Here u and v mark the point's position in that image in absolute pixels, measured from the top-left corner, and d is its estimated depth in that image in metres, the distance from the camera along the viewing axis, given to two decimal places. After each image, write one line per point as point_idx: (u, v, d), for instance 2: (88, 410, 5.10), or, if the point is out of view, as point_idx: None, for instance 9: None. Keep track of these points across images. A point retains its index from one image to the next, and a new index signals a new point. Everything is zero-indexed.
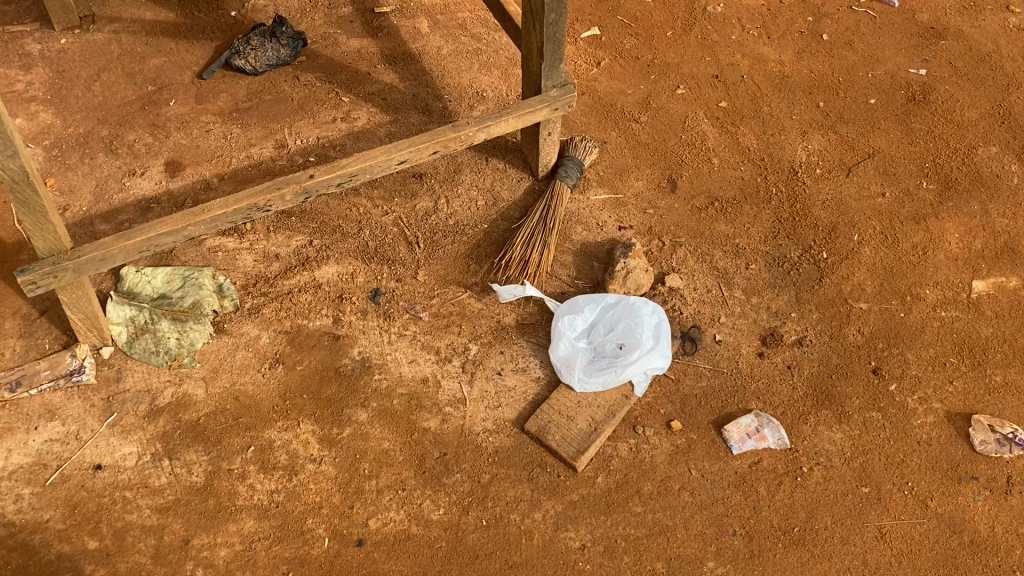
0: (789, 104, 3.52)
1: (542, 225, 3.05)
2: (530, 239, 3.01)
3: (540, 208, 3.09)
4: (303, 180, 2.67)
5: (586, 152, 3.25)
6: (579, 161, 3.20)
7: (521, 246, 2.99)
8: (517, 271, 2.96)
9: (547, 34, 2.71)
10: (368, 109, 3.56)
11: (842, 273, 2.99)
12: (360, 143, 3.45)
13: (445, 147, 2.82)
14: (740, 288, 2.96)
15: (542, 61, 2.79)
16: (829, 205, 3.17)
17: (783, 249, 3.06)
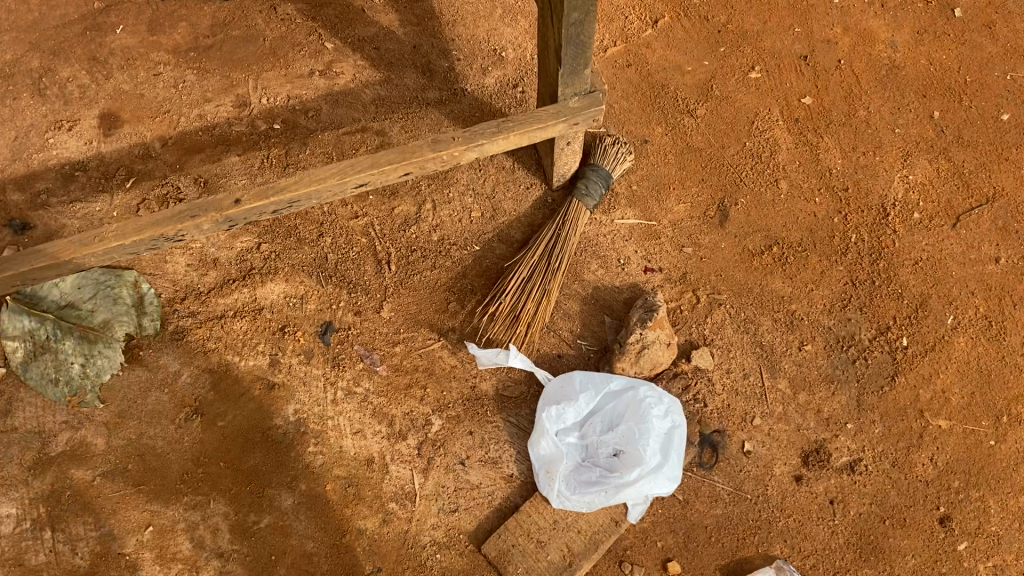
0: (893, 110, 2.70)
1: (546, 260, 2.38)
2: (528, 283, 2.36)
3: (546, 235, 2.42)
4: (226, 207, 2.04)
5: (614, 161, 2.51)
6: (603, 174, 2.47)
7: (513, 294, 2.34)
8: (501, 328, 2.32)
9: (566, 37, 1.96)
10: (355, 61, 2.84)
11: (923, 372, 2.31)
12: (339, 107, 2.76)
13: (421, 168, 2.14)
14: (787, 378, 2.30)
15: (559, 66, 2.07)
16: (921, 269, 2.44)
17: (851, 326, 2.37)
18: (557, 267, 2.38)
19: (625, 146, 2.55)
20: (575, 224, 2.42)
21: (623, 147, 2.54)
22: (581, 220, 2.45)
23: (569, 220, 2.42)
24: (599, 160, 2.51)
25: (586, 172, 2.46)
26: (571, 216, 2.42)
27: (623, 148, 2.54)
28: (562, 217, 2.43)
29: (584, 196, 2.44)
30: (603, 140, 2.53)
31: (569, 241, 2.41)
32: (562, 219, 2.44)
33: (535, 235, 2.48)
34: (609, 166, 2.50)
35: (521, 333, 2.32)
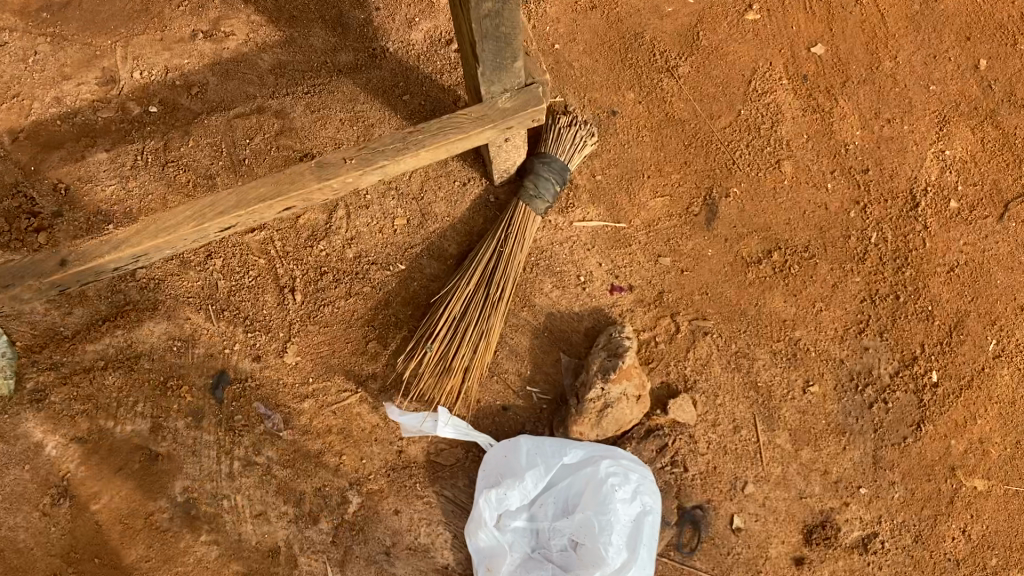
0: (928, 59, 2.12)
1: (484, 288, 1.89)
2: (461, 323, 1.88)
3: (486, 252, 1.91)
4: (51, 272, 1.53)
5: (570, 149, 1.95)
6: (555, 170, 1.91)
7: (443, 340, 1.87)
8: (430, 385, 1.87)
9: (477, 25, 1.41)
10: (248, 18, 2.23)
11: (956, 418, 1.87)
12: (231, 81, 2.19)
13: (306, 201, 1.64)
14: (787, 431, 1.86)
15: (479, 66, 1.52)
16: (957, 278, 1.95)
17: (868, 358, 1.90)
18: (498, 297, 1.90)
19: (585, 127, 1.98)
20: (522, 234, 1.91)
21: (583, 129, 1.97)
22: (531, 229, 1.93)
23: (514, 230, 1.90)
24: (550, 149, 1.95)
25: (533, 168, 1.90)
26: (515, 224, 1.90)
27: (583, 130, 1.97)
28: (506, 226, 1.91)
29: (531, 200, 1.90)
30: (556, 123, 1.97)
31: (516, 259, 1.90)
32: (504, 229, 1.91)
33: (475, 249, 1.97)
34: (563, 156, 1.94)
35: (454, 390, 1.88)
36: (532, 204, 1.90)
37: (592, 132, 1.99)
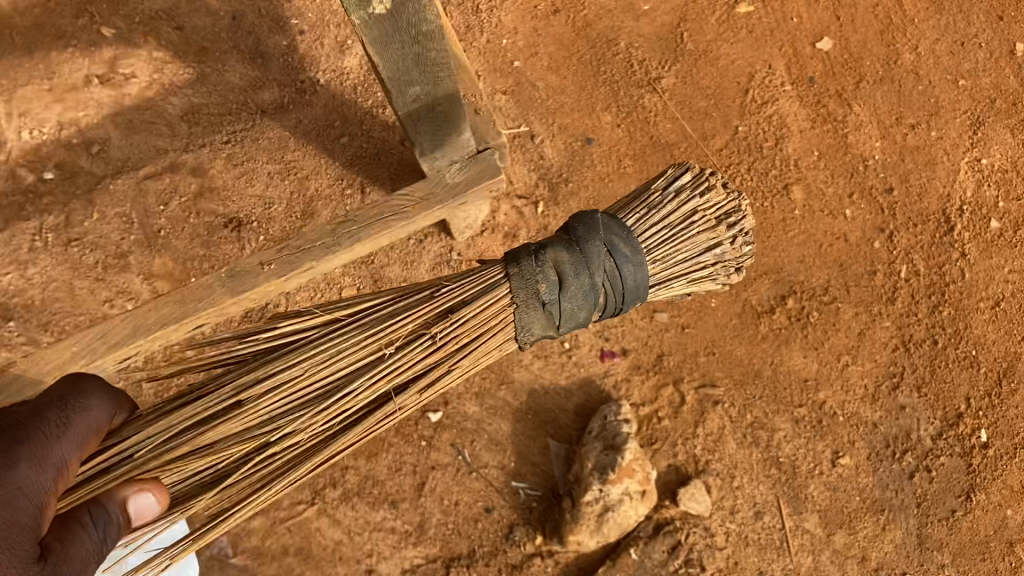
0: (953, 49, 1.80)
1: (321, 410, 0.88)
2: (274, 396, 0.87)
3: (360, 342, 0.89)
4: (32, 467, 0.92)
5: (676, 251, 0.96)
6: (598, 279, 0.89)
7: (243, 427, 0.87)
8: (143, 432, 0.84)
9: (394, 74, 1.13)
10: (148, 53, 1.87)
11: (1013, 482, 1.60)
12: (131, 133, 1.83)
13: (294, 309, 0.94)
14: (817, 512, 1.60)
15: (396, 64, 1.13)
16: (1001, 314, 1.67)
17: (905, 419, 1.63)
18: (334, 438, 0.90)
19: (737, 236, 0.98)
20: (466, 350, 0.92)
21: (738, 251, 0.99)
22: (489, 350, 0.93)
23: (457, 326, 0.90)
24: (625, 230, 0.91)
25: (582, 249, 0.89)
26: (472, 284, 0.90)
27: (732, 254, 0.99)
28: (447, 298, 0.90)
29: (528, 313, 0.89)
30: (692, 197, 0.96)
31: (402, 402, 0.91)
32: (425, 299, 0.91)
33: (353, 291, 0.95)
34: (635, 266, 0.90)
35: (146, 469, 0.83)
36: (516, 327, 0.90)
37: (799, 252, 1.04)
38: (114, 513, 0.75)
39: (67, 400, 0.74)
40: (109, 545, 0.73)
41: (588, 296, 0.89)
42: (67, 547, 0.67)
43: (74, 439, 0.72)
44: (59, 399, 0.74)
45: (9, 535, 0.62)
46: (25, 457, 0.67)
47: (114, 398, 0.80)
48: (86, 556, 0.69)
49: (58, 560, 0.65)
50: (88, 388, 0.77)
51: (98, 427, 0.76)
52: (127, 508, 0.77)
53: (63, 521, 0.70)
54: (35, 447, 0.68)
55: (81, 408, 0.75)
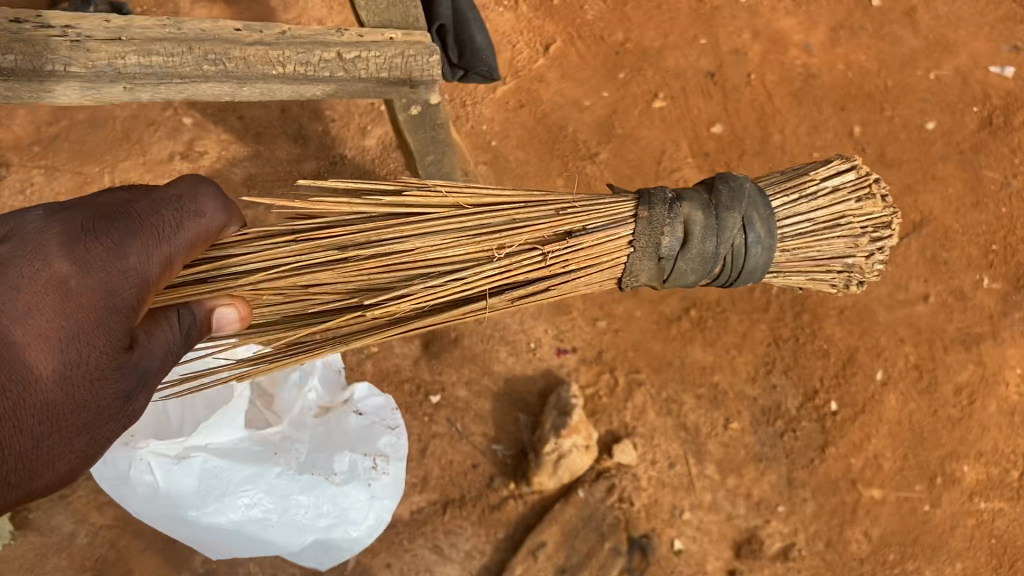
0: (811, 131, 2.46)
1: (417, 289, 1.20)
2: (382, 265, 1.21)
3: (475, 242, 1.21)
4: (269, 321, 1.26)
5: (816, 246, 1.28)
6: (722, 250, 1.20)
7: (353, 281, 1.22)
8: (273, 242, 1.20)
9: (416, 147, 1.61)
10: (218, 136, 2.45)
11: (854, 438, 2.23)
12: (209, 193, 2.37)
13: (484, 220, 1.23)
14: (714, 462, 2.21)
15: (416, 137, 1.59)
16: (847, 317, 2.30)
17: (777, 394, 2.25)
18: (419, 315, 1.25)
19: (874, 248, 1.30)
20: (568, 270, 1.24)
21: (865, 263, 1.31)
22: (597, 277, 1.26)
23: (571, 248, 1.21)
24: (767, 205, 1.22)
25: (716, 216, 1.19)
26: (607, 210, 1.22)
27: (859, 267, 1.32)
28: (573, 221, 1.22)
29: (645, 256, 1.22)
30: (845, 200, 1.27)
31: (494, 304, 1.24)
32: (552, 216, 1.23)
33: (482, 187, 1.26)
34: (763, 248, 1.21)
35: (269, 277, 1.20)
36: (631, 268, 1.24)
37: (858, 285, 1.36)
38: (197, 317, 1.08)
39: (185, 202, 1.08)
40: (185, 353, 1.05)
41: (704, 261, 1.20)
42: (150, 340, 0.98)
43: (180, 242, 1.04)
44: (181, 201, 1.07)
45: (110, 312, 0.93)
46: (137, 237, 0.99)
47: (227, 209, 1.15)
48: (163, 346, 1.00)
49: (141, 353, 0.96)
50: (205, 197, 1.11)
51: (206, 228, 1.10)
52: (211, 317, 1.12)
53: (155, 316, 1.02)
54: (151, 233, 1.01)
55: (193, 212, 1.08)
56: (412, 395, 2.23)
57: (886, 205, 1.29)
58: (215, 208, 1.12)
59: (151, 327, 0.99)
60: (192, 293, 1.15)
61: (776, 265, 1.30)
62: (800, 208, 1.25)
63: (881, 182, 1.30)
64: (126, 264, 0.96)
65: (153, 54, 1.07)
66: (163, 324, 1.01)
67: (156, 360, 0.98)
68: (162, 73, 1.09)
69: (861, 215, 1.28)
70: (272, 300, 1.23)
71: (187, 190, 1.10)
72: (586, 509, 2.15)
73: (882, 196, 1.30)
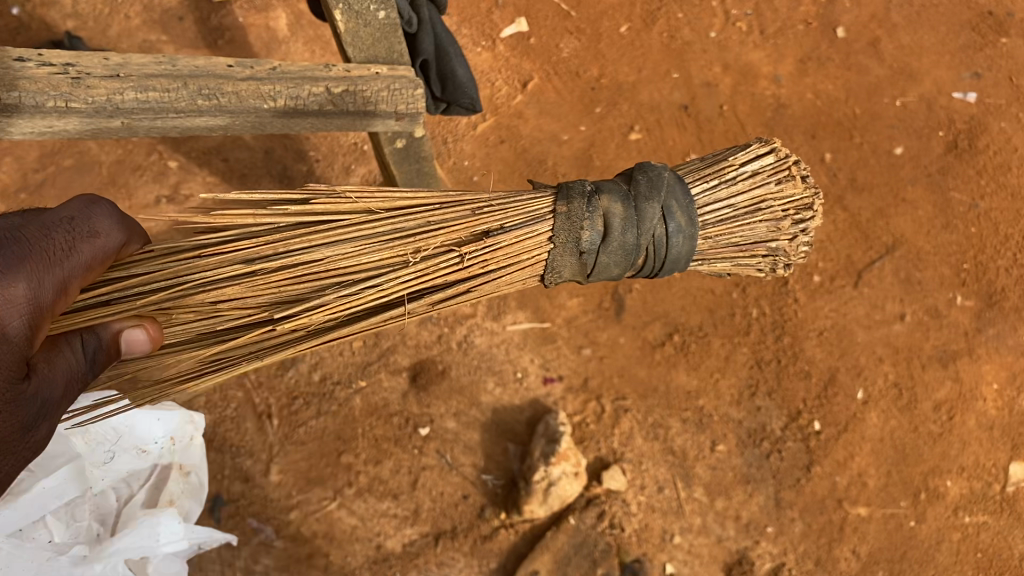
0: None
1: (330, 299, 1.15)
2: (290, 277, 1.16)
3: (389, 247, 1.17)
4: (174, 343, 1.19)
5: (739, 232, 1.27)
6: (643, 242, 1.18)
7: (262, 295, 1.16)
8: (174, 261, 1.14)
9: (402, 180, 1.66)
10: (203, 178, 2.47)
11: (838, 457, 2.27)
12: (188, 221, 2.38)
13: (399, 224, 1.18)
14: (702, 485, 2.24)
15: (400, 171, 1.63)
16: (827, 338, 2.35)
17: (761, 416, 2.29)
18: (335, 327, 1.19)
19: (797, 231, 1.29)
20: (488, 270, 1.20)
21: (790, 246, 1.31)
22: (519, 275, 1.23)
23: (490, 248, 1.18)
24: (686, 195, 1.20)
25: (635, 208, 1.17)
26: (522, 208, 1.19)
27: (784, 250, 1.32)
28: (491, 220, 1.18)
29: (566, 252, 1.20)
30: (764, 184, 1.26)
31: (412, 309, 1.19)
32: (468, 216, 1.19)
33: (396, 189, 1.21)
34: (683, 238, 1.19)
35: (172, 296, 1.14)
36: (554, 264, 1.22)
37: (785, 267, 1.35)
38: (103, 340, 1.07)
39: (78, 222, 1.02)
40: (90, 377, 1.07)
41: (626, 253, 1.19)
42: (50, 369, 0.99)
43: (75, 266, 0.99)
44: (72, 222, 1.01)
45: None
46: (31, 266, 0.94)
47: (125, 226, 1.08)
48: (64, 375, 1.01)
49: (39, 385, 0.96)
50: (100, 216, 1.04)
51: (106, 248, 1.04)
52: (118, 340, 1.09)
53: (57, 343, 1.03)
54: (47, 262, 0.96)
55: (96, 232, 1.03)
56: (401, 428, 2.23)
57: (807, 186, 1.28)
58: (116, 227, 1.06)
59: (46, 359, 0.99)
60: (86, 317, 1.09)
61: (700, 253, 1.29)
62: (719, 194, 1.25)
63: (801, 163, 1.30)
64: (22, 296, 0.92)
65: (149, 89, 1.10)
66: (57, 352, 1.00)
67: (58, 390, 0.99)
68: (159, 107, 1.12)
69: (782, 198, 1.27)
70: (177, 320, 1.16)
71: (81, 208, 1.03)
72: (577, 536, 2.16)
73: (803, 176, 1.29)
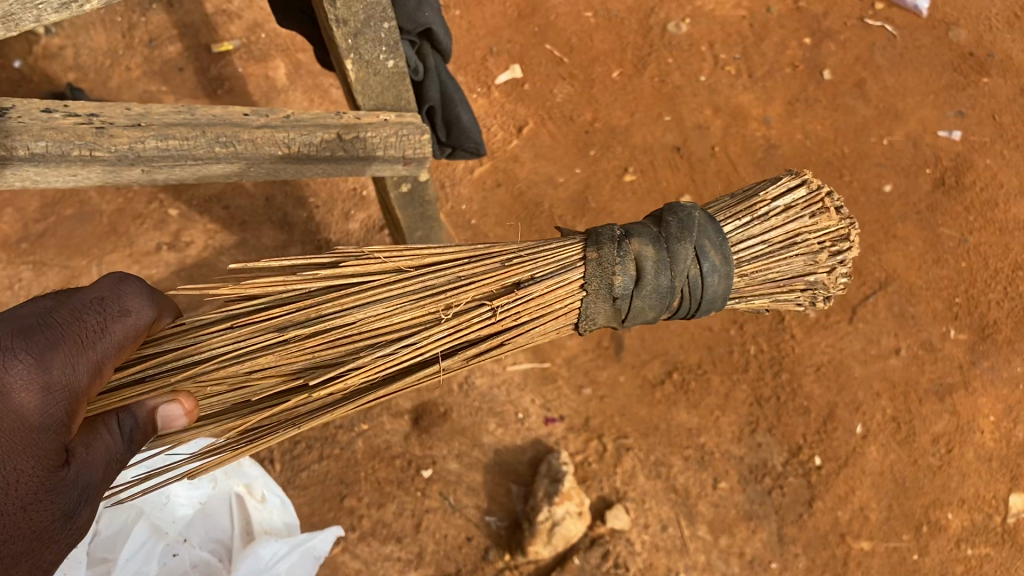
0: None
1: (366, 361, 1.15)
2: (325, 341, 1.16)
3: (421, 305, 1.18)
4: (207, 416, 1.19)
5: (775, 266, 1.28)
6: (677, 283, 1.17)
7: (296, 362, 1.16)
8: (207, 333, 1.15)
9: (407, 224, 1.70)
10: (203, 225, 2.49)
11: (840, 491, 2.28)
12: (190, 272, 2.42)
13: (430, 283, 1.20)
14: (706, 523, 2.24)
15: (405, 216, 1.68)
16: (824, 374, 2.38)
17: (762, 452, 2.31)
18: (371, 390, 1.20)
19: (835, 262, 1.30)
20: (521, 322, 1.21)
21: (829, 278, 1.31)
22: (552, 325, 1.24)
23: (520, 299, 1.19)
24: (718, 234, 1.21)
25: (667, 249, 1.17)
26: (552, 256, 1.21)
27: (823, 283, 1.32)
28: (520, 271, 1.20)
29: (600, 298, 1.20)
30: (799, 217, 1.28)
31: (448, 366, 1.20)
32: (498, 269, 1.21)
33: (424, 247, 1.24)
34: (719, 277, 1.19)
35: (207, 368, 1.14)
36: (588, 311, 1.22)
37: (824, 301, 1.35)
38: (139, 418, 1.05)
39: (108, 302, 1.01)
40: (130, 456, 1.04)
41: (661, 295, 1.18)
42: (89, 453, 0.96)
43: (106, 346, 0.99)
44: (103, 302, 1.01)
45: (33, 436, 0.89)
46: (68, 352, 0.94)
47: (156, 303, 1.08)
48: (103, 458, 0.98)
49: (80, 469, 0.94)
50: (130, 293, 1.04)
51: (138, 328, 1.04)
52: (155, 416, 1.07)
53: (94, 424, 1.00)
54: (81, 347, 0.96)
55: (127, 313, 1.03)
56: (403, 470, 2.24)
57: (842, 216, 1.30)
58: (147, 304, 1.06)
59: (86, 442, 0.97)
60: (127, 397, 1.09)
61: (738, 291, 1.29)
62: (752, 230, 1.26)
63: (834, 194, 1.31)
64: (59, 382, 0.92)
65: (169, 138, 1.13)
66: (96, 435, 0.99)
67: (98, 473, 0.97)
68: (179, 154, 1.15)
69: (817, 230, 1.28)
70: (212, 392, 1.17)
71: (111, 287, 1.03)
72: None
73: (836, 208, 1.31)
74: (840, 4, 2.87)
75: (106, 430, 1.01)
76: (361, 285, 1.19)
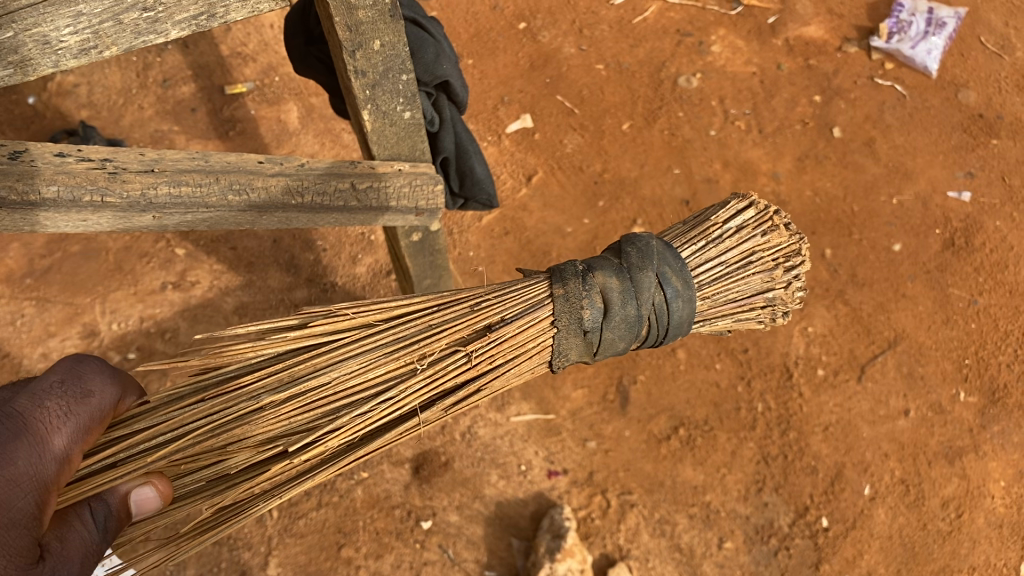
0: None
1: (346, 421, 1.12)
2: (301, 405, 1.12)
3: (395, 357, 1.14)
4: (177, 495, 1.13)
5: (734, 287, 1.25)
6: (645, 311, 1.14)
7: (271, 431, 1.12)
8: (175, 409, 1.10)
9: (417, 273, 1.69)
10: (210, 265, 2.48)
11: (847, 554, 2.23)
12: (194, 310, 2.40)
13: (402, 336, 1.17)
14: None
15: (415, 265, 1.67)
16: (833, 434, 2.35)
17: (769, 512, 2.26)
18: (351, 451, 1.16)
19: (790, 278, 1.28)
20: (495, 365, 1.17)
21: (785, 294, 1.29)
22: (527, 366, 1.20)
23: (494, 342, 1.15)
24: (678, 259, 1.19)
25: (631, 278, 1.14)
26: (517, 296, 1.17)
27: (780, 299, 1.30)
28: (490, 313, 1.16)
29: (571, 333, 1.16)
30: (752, 237, 1.26)
31: (428, 418, 1.16)
32: (468, 314, 1.17)
33: (391, 299, 1.20)
34: (683, 301, 1.16)
35: (180, 447, 1.09)
36: (560, 347, 1.17)
37: (780, 319, 1.33)
38: (112, 506, 1.03)
39: (69, 383, 1.00)
40: (104, 547, 1.02)
41: (629, 326, 1.14)
42: (64, 547, 0.95)
43: (74, 431, 0.98)
44: (64, 384, 0.99)
45: (9, 531, 0.86)
46: (34, 442, 0.93)
47: (116, 380, 1.07)
48: (79, 549, 0.97)
49: (58, 564, 0.93)
50: (90, 373, 1.03)
51: (105, 408, 1.03)
52: (128, 502, 1.04)
53: (66, 518, 0.99)
54: (46, 435, 0.94)
55: (93, 395, 1.02)
56: (403, 521, 2.19)
57: (791, 232, 1.28)
58: (109, 381, 1.05)
59: (59, 535, 0.95)
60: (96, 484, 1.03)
61: (700, 315, 1.26)
62: (709, 253, 1.23)
63: (782, 212, 1.30)
64: (28, 474, 0.90)
65: (182, 184, 1.13)
66: (67, 528, 0.97)
67: (74, 567, 0.95)
68: (190, 202, 1.15)
69: (770, 247, 1.26)
70: (188, 470, 1.12)
71: (70, 369, 1.02)
72: None
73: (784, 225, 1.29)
74: (850, 63, 2.90)
75: (78, 519, 0.99)
76: (329, 344, 1.16)
